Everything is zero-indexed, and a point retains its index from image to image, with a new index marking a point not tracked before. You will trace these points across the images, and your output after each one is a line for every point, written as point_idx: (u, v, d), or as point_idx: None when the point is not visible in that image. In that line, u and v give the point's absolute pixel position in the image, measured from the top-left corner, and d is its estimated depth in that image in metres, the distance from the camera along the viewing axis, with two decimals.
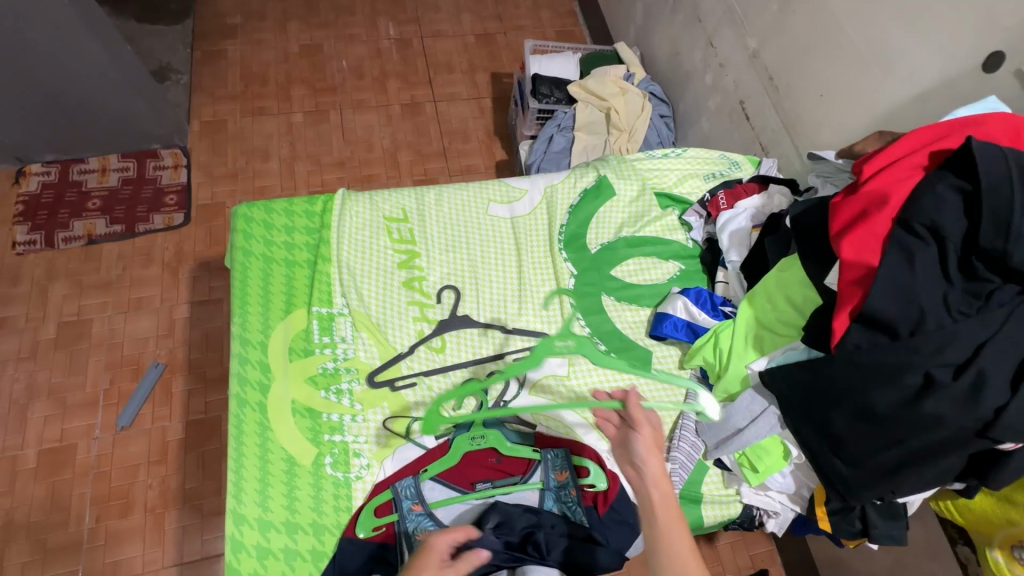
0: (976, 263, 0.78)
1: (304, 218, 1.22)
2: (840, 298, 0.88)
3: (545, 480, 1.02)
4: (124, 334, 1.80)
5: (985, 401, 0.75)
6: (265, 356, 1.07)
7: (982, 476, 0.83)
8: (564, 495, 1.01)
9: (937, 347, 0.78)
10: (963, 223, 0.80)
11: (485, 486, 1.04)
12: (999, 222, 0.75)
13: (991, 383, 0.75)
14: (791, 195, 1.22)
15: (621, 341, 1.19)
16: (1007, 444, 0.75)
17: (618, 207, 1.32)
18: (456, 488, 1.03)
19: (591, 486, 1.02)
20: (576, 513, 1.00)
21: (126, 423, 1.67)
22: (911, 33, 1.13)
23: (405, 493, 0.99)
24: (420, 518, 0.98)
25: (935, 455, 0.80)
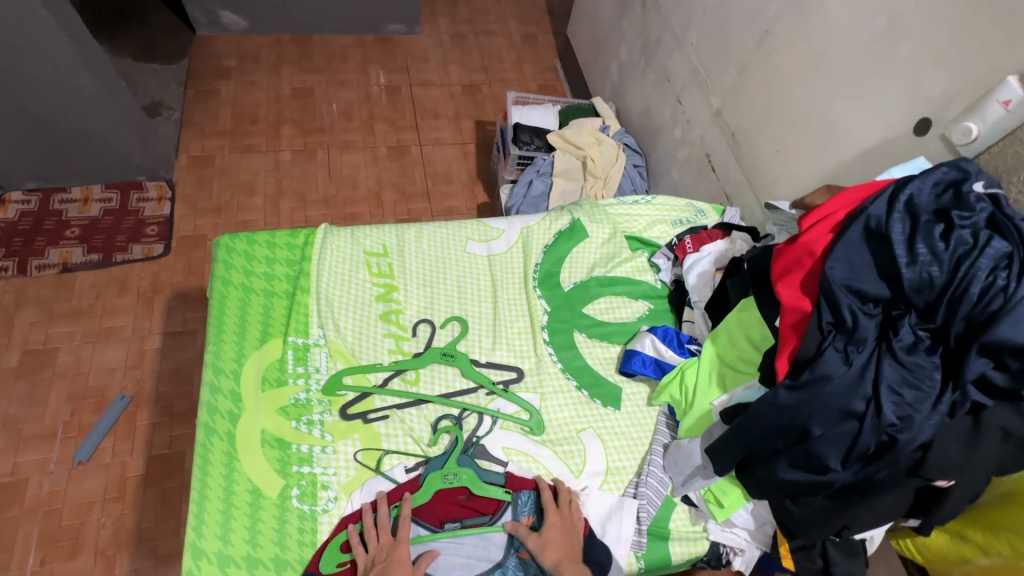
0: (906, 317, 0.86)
1: (286, 250, 1.25)
2: (782, 341, 0.96)
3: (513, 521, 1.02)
4: (90, 364, 1.76)
5: (908, 440, 0.82)
6: (237, 385, 1.07)
7: (928, 510, 0.92)
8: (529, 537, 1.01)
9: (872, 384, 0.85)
10: (884, 276, 0.88)
11: (452, 525, 1.04)
12: (922, 277, 0.83)
13: (915, 424, 0.82)
14: (752, 241, 1.30)
15: (591, 376, 1.22)
16: (937, 481, 0.85)
17: (590, 249, 1.39)
18: (424, 526, 1.02)
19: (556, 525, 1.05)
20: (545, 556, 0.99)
21: (83, 457, 1.61)
22: (852, 99, 1.25)
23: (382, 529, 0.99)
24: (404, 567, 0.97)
25: (870, 493, 0.88)
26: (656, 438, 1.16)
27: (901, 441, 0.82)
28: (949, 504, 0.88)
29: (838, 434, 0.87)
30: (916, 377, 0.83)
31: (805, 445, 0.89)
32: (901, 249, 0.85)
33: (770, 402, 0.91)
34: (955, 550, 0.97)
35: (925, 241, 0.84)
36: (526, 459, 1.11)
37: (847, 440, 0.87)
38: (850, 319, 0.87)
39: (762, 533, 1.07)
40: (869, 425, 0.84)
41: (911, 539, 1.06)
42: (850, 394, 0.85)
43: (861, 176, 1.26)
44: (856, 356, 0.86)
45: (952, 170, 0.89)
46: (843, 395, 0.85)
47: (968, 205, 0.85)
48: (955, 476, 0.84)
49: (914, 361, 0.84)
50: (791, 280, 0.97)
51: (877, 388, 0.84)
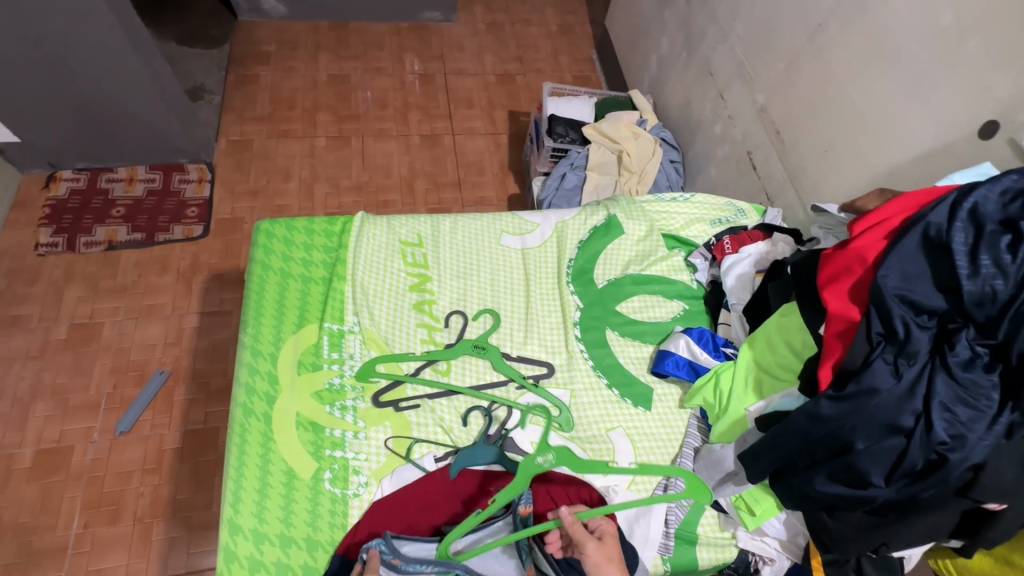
0: (966, 333, 0.82)
1: (324, 237, 1.26)
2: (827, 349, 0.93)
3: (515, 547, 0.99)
4: (133, 339, 1.83)
5: (960, 459, 0.78)
6: (274, 368, 1.10)
7: (975, 532, 0.88)
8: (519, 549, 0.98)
9: (922, 399, 0.82)
10: (941, 288, 0.85)
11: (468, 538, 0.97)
12: (984, 291, 0.79)
13: (967, 443, 0.78)
14: (794, 243, 1.26)
15: (622, 375, 1.21)
16: (988, 503, 0.80)
17: (626, 246, 1.37)
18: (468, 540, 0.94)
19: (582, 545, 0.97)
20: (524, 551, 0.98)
21: (125, 428, 1.68)
22: (910, 99, 1.19)
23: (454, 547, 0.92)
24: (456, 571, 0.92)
25: (912, 513, 0.85)
26: (687, 441, 1.14)
27: (951, 461, 0.78)
28: (998, 528, 0.84)
29: (884, 448, 0.84)
30: (973, 396, 0.79)
31: (847, 458, 0.86)
32: (962, 263, 0.81)
33: (811, 411, 0.88)
34: (999, 575, 0.93)
35: (989, 253, 0.80)
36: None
37: (893, 456, 0.84)
38: (903, 331, 0.84)
39: (794, 543, 1.04)
40: (917, 442, 0.81)
41: (952, 562, 1.02)
42: (899, 410, 0.82)
43: (915, 180, 1.20)
44: (906, 369, 0.83)
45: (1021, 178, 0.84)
46: (891, 409, 0.83)
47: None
48: (1009, 499, 0.80)
49: (970, 379, 0.80)
50: (839, 286, 0.94)
51: (927, 404, 0.81)
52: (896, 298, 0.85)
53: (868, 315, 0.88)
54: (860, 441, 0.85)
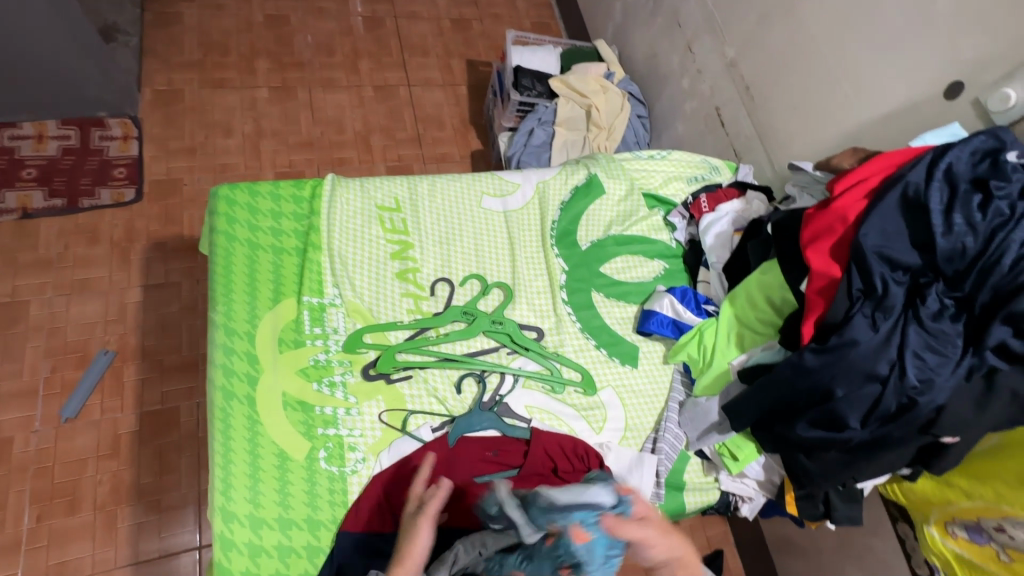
0: (938, 287, 0.89)
1: (292, 203, 1.17)
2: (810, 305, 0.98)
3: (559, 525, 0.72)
4: (67, 318, 1.66)
5: (926, 401, 0.86)
6: (252, 347, 1.03)
7: (928, 462, 0.98)
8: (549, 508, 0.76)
9: (898, 349, 0.88)
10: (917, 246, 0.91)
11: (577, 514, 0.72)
12: (956, 248, 0.86)
13: (935, 387, 0.86)
14: (768, 202, 1.30)
15: (609, 336, 1.23)
16: (946, 438, 0.89)
17: (607, 206, 1.36)
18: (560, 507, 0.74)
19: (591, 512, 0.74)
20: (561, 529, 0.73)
21: (70, 415, 1.55)
22: (881, 57, 1.23)
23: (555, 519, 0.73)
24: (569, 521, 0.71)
25: (880, 452, 0.93)
26: (672, 395, 1.19)
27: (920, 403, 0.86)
28: (949, 458, 0.94)
29: (862, 395, 0.90)
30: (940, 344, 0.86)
31: (828, 405, 0.93)
32: (939, 222, 0.86)
33: (795, 365, 0.95)
34: (939, 494, 1.06)
35: (961, 212, 0.86)
36: (554, 419, 1.12)
37: (870, 401, 0.91)
38: (881, 287, 0.89)
39: (769, 480, 1.13)
40: (892, 389, 0.88)
41: (898, 485, 1.15)
42: (876, 359, 0.89)
43: (880, 139, 1.26)
44: (883, 322, 0.89)
45: (989, 138, 0.89)
46: (869, 360, 0.89)
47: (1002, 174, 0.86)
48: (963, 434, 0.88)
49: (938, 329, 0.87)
50: (821, 245, 0.98)
51: (901, 354, 0.88)
52: (876, 256, 0.90)
53: (849, 273, 0.93)
54: (840, 390, 0.91)
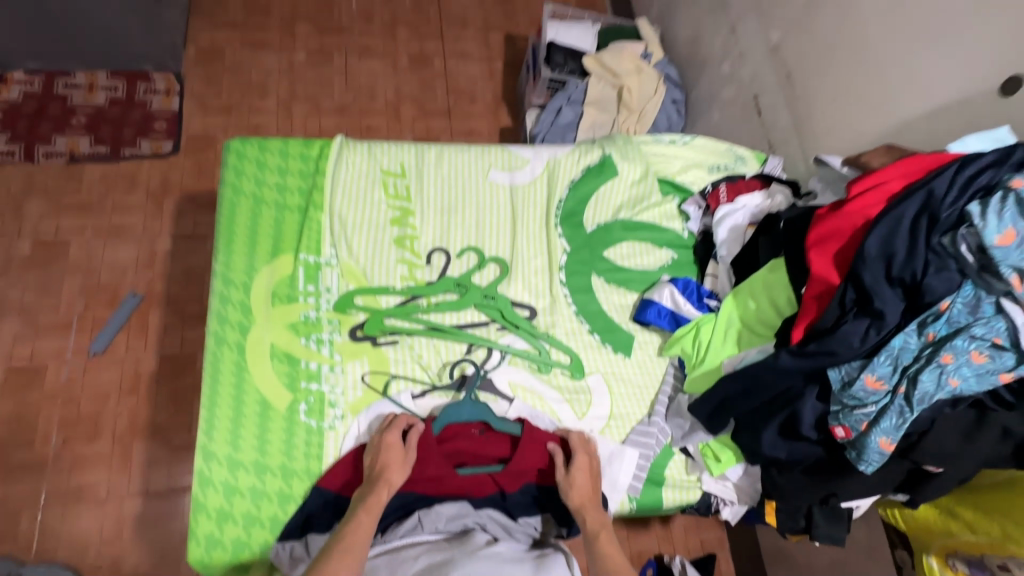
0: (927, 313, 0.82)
1: (299, 162, 1.18)
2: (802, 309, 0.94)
3: (863, 394, 0.83)
4: (101, 260, 1.76)
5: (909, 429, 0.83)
6: (246, 298, 1.06)
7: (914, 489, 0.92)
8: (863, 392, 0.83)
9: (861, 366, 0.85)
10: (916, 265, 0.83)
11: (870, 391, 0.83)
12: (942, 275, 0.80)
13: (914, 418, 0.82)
14: (791, 197, 1.22)
15: (605, 322, 1.20)
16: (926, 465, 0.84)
17: (619, 189, 1.31)
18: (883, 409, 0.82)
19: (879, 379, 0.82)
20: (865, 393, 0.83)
21: (98, 350, 1.65)
22: (936, 46, 1.11)
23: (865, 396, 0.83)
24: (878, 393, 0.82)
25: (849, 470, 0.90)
26: (662, 388, 1.15)
27: (878, 427, 0.81)
28: (935, 487, 0.89)
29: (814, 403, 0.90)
30: (919, 373, 0.79)
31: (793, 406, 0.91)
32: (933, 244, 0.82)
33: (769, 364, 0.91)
34: (942, 523, 0.98)
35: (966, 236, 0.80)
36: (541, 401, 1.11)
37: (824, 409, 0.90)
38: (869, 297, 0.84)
39: (752, 488, 1.08)
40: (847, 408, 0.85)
41: (899, 509, 1.07)
42: (854, 368, 0.86)
43: (925, 139, 1.15)
44: (874, 336, 0.84)
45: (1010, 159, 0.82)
46: (849, 371, 0.86)
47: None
48: (947, 464, 0.83)
49: (910, 357, 0.82)
50: (826, 248, 0.93)
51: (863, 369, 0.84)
52: (877, 271, 0.84)
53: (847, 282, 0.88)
54: (811, 391, 0.90)
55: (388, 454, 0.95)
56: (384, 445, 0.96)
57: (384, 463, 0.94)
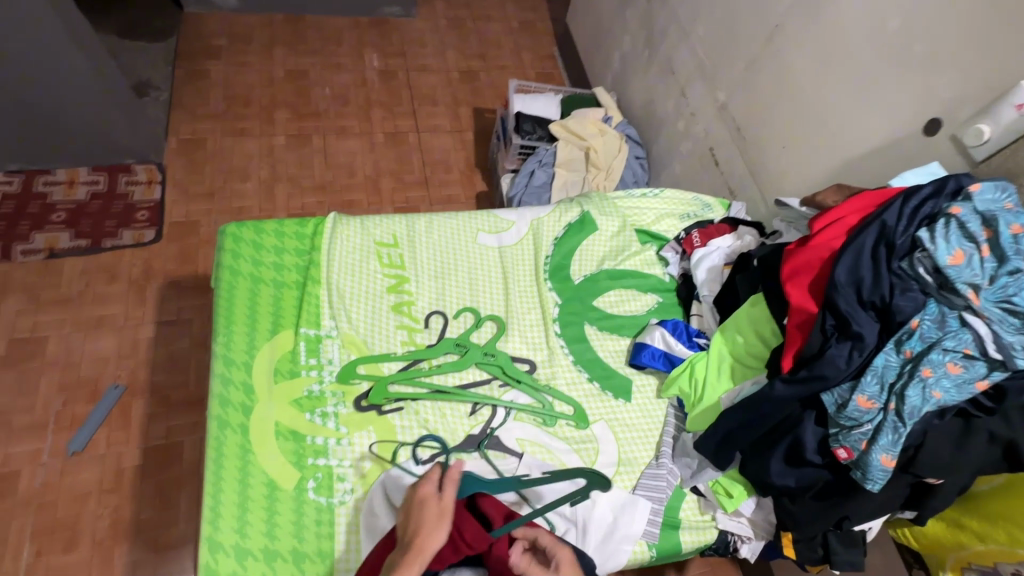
0: (901, 332, 0.89)
1: (294, 240, 1.22)
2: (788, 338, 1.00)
3: (857, 415, 0.87)
4: (81, 353, 1.71)
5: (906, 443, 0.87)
6: (248, 377, 1.06)
7: (920, 504, 0.95)
8: (855, 412, 0.88)
9: (850, 388, 0.90)
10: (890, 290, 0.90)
11: (863, 411, 0.87)
12: (908, 295, 0.89)
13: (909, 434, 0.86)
14: (759, 236, 1.33)
15: (602, 369, 1.23)
16: (927, 477, 0.88)
17: (600, 241, 1.39)
18: (877, 427, 0.86)
19: (869, 399, 0.87)
20: (859, 413, 0.88)
21: (76, 448, 1.57)
22: (862, 98, 1.27)
23: (859, 416, 0.87)
24: (871, 412, 0.87)
25: (854, 490, 0.93)
26: (666, 429, 1.18)
27: (877, 445, 0.85)
28: (938, 501, 0.92)
29: (812, 428, 0.94)
30: (905, 389, 0.85)
31: (795, 432, 0.95)
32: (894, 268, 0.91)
33: (765, 394, 0.96)
34: (952, 536, 1.01)
35: (922, 258, 0.89)
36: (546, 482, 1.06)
37: (822, 432, 0.94)
38: (849, 321, 0.91)
39: (766, 521, 1.09)
40: (844, 430, 0.90)
41: (908, 528, 1.10)
42: (845, 389, 0.90)
43: (867, 176, 1.28)
44: (858, 357, 0.90)
45: (947, 187, 0.93)
46: (841, 393, 0.91)
47: (969, 235, 0.86)
48: (945, 474, 0.87)
49: (894, 375, 0.88)
50: (800, 281, 1.01)
51: (852, 391, 0.89)
52: (850, 297, 0.92)
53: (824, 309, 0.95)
54: (809, 415, 0.95)
55: (421, 514, 0.86)
56: (419, 499, 0.88)
57: (416, 524, 0.85)
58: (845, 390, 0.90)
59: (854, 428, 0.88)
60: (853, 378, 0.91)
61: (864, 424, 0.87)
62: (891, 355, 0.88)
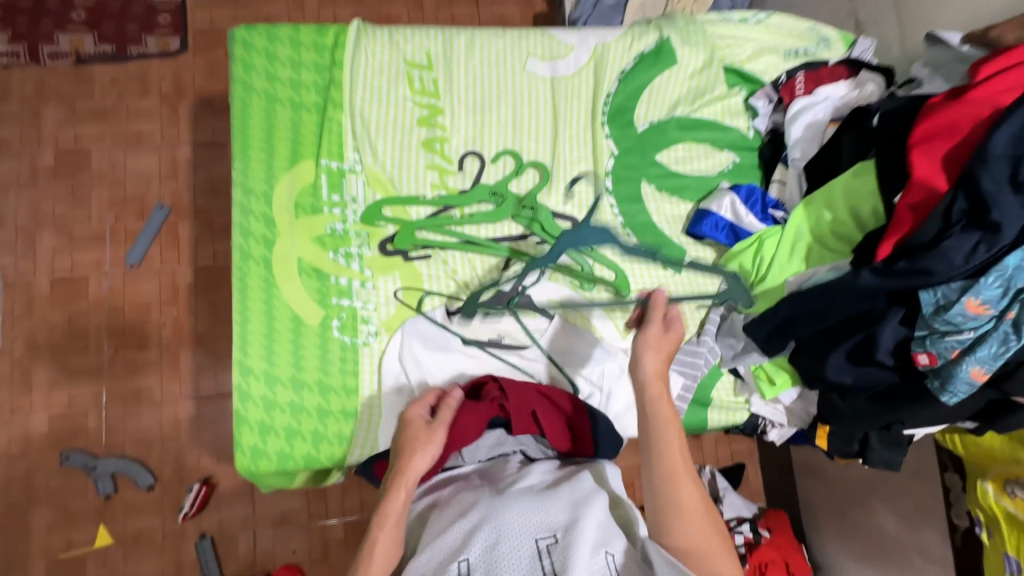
0: None
1: (313, 53, 1.05)
2: (894, 220, 0.81)
3: (959, 320, 0.73)
4: (125, 169, 1.50)
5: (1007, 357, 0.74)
6: (269, 209, 0.99)
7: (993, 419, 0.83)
8: (958, 317, 0.73)
9: (959, 289, 0.74)
10: None
11: (968, 317, 0.73)
12: None
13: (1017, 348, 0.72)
14: (885, 86, 1.05)
15: (654, 236, 1.08)
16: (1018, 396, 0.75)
17: (676, 80, 1.13)
18: (978, 337, 0.73)
19: (982, 304, 0.72)
20: (962, 319, 0.73)
21: (135, 260, 1.44)
22: None
23: (960, 321, 0.73)
24: (977, 319, 0.72)
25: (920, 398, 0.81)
26: (714, 308, 1.07)
27: (972, 356, 0.73)
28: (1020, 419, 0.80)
29: (892, 328, 0.80)
30: None
31: (871, 330, 0.82)
32: None
33: (845, 283, 0.82)
34: (1010, 450, 0.92)
35: None
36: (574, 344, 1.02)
37: (903, 334, 0.80)
38: (989, 207, 0.71)
39: (804, 411, 1.03)
40: (934, 335, 0.76)
41: (960, 435, 1.01)
42: (952, 290, 0.74)
43: None
44: (983, 253, 0.72)
45: None
46: (946, 293, 0.74)
47: None
48: None
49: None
50: (934, 149, 0.78)
51: (962, 292, 0.73)
52: (999, 176, 0.71)
53: (956, 189, 0.75)
54: (894, 313, 0.80)
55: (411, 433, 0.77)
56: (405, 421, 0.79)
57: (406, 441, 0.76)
58: (952, 290, 0.74)
59: (948, 334, 0.74)
60: (968, 277, 0.74)
61: (964, 331, 0.74)
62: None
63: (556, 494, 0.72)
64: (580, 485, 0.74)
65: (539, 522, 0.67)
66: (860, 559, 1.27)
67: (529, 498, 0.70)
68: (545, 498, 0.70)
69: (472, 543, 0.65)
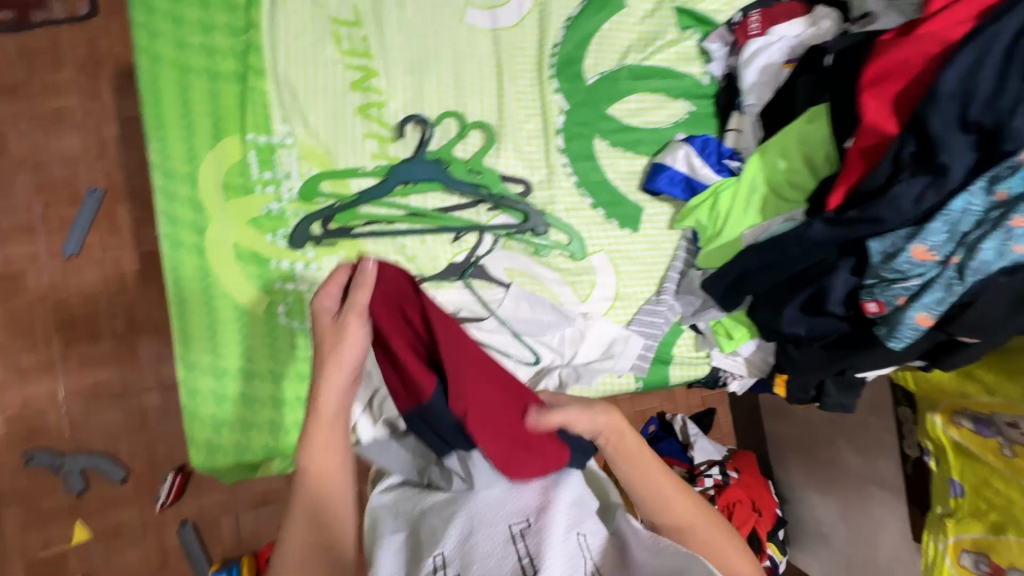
0: (1001, 168, 0.68)
1: (225, 13, 0.95)
2: (846, 167, 0.79)
3: (906, 268, 0.73)
4: (47, 151, 1.26)
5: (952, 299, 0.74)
6: (195, 192, 0.91)
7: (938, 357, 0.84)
8: (905, 265, 0.73)
9: (907, 236, 0.73)
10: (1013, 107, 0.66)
11: (915, 265, 0.72)
12: None
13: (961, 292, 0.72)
14: (840, 20, 0.99)
15: (610, 195, 1.05)
16: (962, 337, 0.76)
17: (626, 27, 1.08)
18: (925, 284, 0.73)
19: (927, 250, 0.72)
20: (909, 266, 0.73)
21: (73, 251, 1.24)
22: None
23: (908, 269, 0.73)
24: (923, 266, 0.72)
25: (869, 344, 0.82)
26: (672, 264, 1.05)
27: (918, 302, 0.72)
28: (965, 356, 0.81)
29: (842, 279, 0.80)
30: (980, 242, 0.68)
31: (822, 281, 0.81)
32: None
33: (798, 234, 0.81)
34: (956, 386, 0.95)
35: None
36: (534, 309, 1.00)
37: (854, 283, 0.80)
38: (938, 149, 0.69)
39: (762, 360, 1.04)
40: (881, 283, 0.76)
41: (911, 371, 1.02)
42: (900, 237, 0.74)
43: None
44: (931, 197, 0.71)
45: None
46: (894, 241, 0.74)
47: None
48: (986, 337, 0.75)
49: (971, 223, 0.70)
50: (885, 89, 0.76)
51: (910, 240, 0.72)
52: (950, 116, 0.69)
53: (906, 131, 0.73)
54: (845, 263, 0.80)
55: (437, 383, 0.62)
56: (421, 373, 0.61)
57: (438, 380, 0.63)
58: (901, 237, 0.74)
59: (896, 283, 0.74)
60: (915, 224, 0.74)
61: (911, 278, 0.73)
62: (976, 196, 0.69)
63: (530, 479, 0.68)
64: (556, 465, 0.70)
65: (515, 506, 0.64)
66: (820, 490, 1.33)
67: (502, 484, 0.67)
68: (520, 482, 0.67)
69: (449, 534, 0.62)
